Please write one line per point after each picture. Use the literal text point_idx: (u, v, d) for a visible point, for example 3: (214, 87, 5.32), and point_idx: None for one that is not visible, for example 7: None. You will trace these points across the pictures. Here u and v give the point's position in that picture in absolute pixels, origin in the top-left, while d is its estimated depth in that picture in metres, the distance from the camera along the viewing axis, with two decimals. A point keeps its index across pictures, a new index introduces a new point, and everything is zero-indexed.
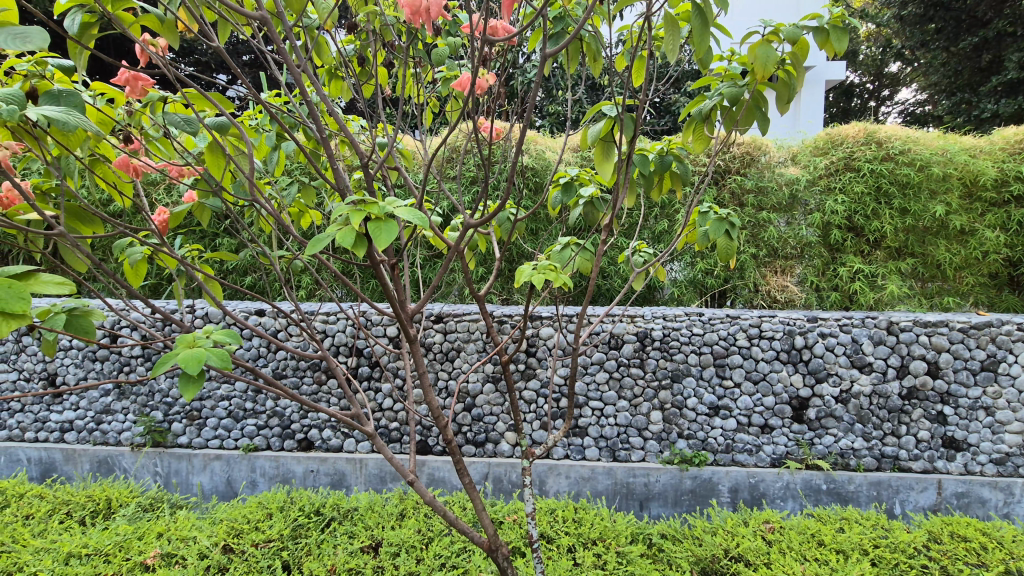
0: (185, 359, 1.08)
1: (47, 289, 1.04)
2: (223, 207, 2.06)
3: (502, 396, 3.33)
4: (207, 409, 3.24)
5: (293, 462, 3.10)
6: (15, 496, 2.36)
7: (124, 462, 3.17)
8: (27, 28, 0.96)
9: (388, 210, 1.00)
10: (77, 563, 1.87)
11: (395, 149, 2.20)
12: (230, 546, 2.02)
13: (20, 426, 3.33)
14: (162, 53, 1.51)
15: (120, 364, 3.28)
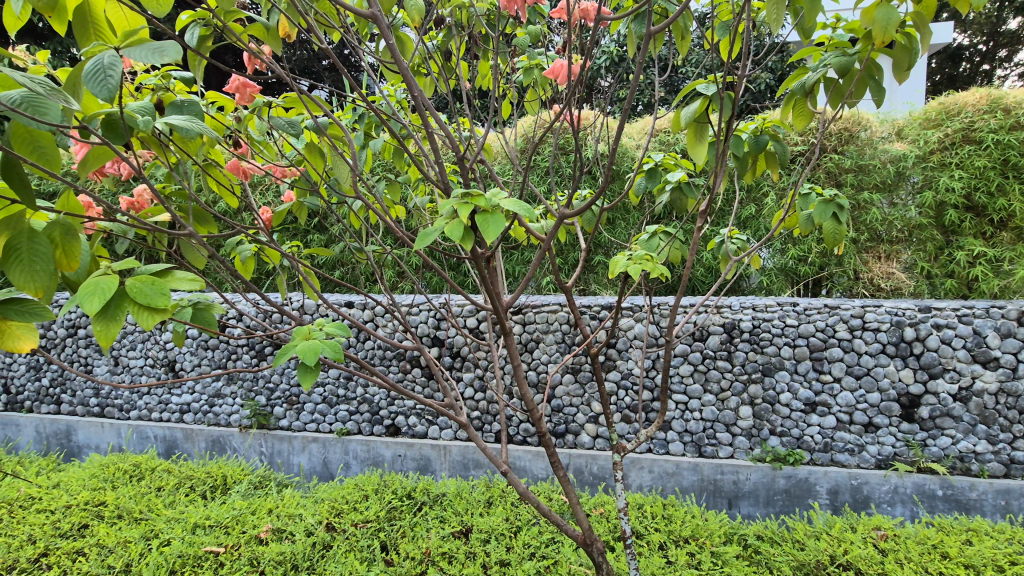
0: (303, 350, 1.14)
1: (183, 285, 1.12)
2: (320, 205, 2.16)
3: (582, 388, 3.30)
4: (304, 394, 3.46)
5: (382, 447, 3.24)
6: (147, 470, 2.63)
7: (234, 442, 3.45)
8: (163, 43, 1.03)
9: (494, 202, 1.00)
10: (203, 533, 2.05)
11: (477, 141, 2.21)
12: (333, 524, 2.14)
13: (148, 407, 3.71)
14: (268, 60, 1.58)
15: (229, 352, 3.57)
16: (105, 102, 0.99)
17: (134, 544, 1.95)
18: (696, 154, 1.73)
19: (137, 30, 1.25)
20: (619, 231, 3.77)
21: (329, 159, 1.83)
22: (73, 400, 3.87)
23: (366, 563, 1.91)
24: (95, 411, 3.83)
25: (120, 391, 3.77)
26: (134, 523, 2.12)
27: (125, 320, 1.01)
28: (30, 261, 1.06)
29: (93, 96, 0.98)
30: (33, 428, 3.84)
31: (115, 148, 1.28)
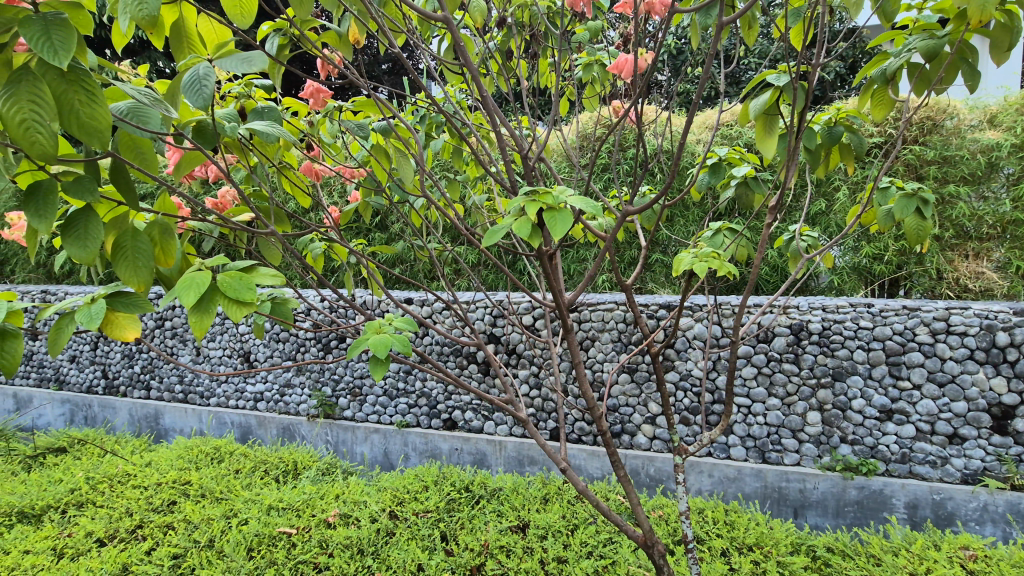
0: (375, 344, 1.19)
1: (265, 280, 1.19)
2: (384, 204, 2.24)
3: (639, 387, 3.24)
4: (366, 386, 3.60)
5: (439, 440, 3.32)
6: (226, 453, 2.82)
7: (302, 430, 3.64)
8: (251, 53, 1.10)
9: (561, 199, 1.00)
10: (277, 514, 2.18)
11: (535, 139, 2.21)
12: (395, 513, 2.22)
13: (225, 394, 3.97)
14: (340, 65, 1.65)
15: (298, 344, 3.77)
16: (200, 110, 1.07)
17: (216, 521, 2.10)
18: (766, 149, 1.61)
19: (226, 42, 1.35)
20: (678, 229, 3.69)
21: (394, 159, 1.89)
22: (161, 386, 4.20)
23: (428, 552, 1.97)
24: (180, 396, 4.14)
25: (201, 378, 4.05)
26: (216, 502, 2.28)
27: (216, 312, 1.09)
28: (134, 257, 1.17)
29: (189, 102, 1.07)
30: (127, 410, 4.19)
31: (206, 152, 1.38)
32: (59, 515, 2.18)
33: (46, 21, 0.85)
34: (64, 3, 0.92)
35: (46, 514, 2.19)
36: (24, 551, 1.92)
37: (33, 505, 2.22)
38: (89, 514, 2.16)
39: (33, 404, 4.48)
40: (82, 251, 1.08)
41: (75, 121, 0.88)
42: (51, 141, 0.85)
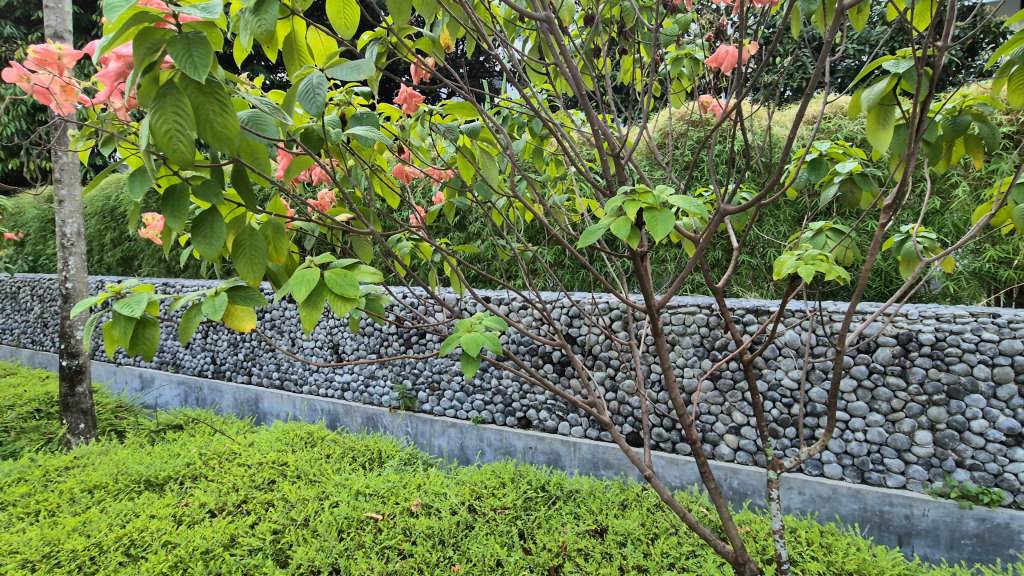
0: (467, 341, 1.22)
1: (366, 277, 1.25)
2: (468, 204, 2.29)
3: (723, 395, 3.10)
4: (444, 381, 3.71)
5: (514, 437, 3.36)
6: (318, 438, 3.01)
7: (384, 420, 3.82)
8: (359, 61, 1.15)
9: (662, 199, 0.96)
10: (364, 499, 2.29)
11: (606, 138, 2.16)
12: (474, 506, 2.28)
13: (316, 382, 4.25)
14: (431, 71, 1.71)
15: (382, 338, 3.95)
16: (314, 116, 1.14)
17: (310, 502, 2.24)
18: (879, 142, 1.39)
19: (333, 53, 1.43)
20: (767, 228, 3.51)
21: (482, 159, 1.92)
22: (261, 372, 4.55)
23: (506, 548, 2.00)
24: (277, 383, 4.47)
25: (295, 367, 4.35)
26: (310, 483, 2.44)
27: (324, 307, 1.16)
28: (251, 255, 1.27)
29: (305, 111, 1.14)
30: (232, 394, 4.58)
31: (314, 156, 1.47)
32: (177, 485, 2.42)
33: (188, 40, 0.94)
34: (200, 23, 0.99)
35: (167, 484, 2.43)
36: (149, 515, 2.13)
37: (156, 474, 2.47)
38: (203, 487, 2.38)
39: (154, 384, 5.01)
40: (209, 248, 1.19)
41: (210, 130, 0.96)
42: (189, 148, 0.94)
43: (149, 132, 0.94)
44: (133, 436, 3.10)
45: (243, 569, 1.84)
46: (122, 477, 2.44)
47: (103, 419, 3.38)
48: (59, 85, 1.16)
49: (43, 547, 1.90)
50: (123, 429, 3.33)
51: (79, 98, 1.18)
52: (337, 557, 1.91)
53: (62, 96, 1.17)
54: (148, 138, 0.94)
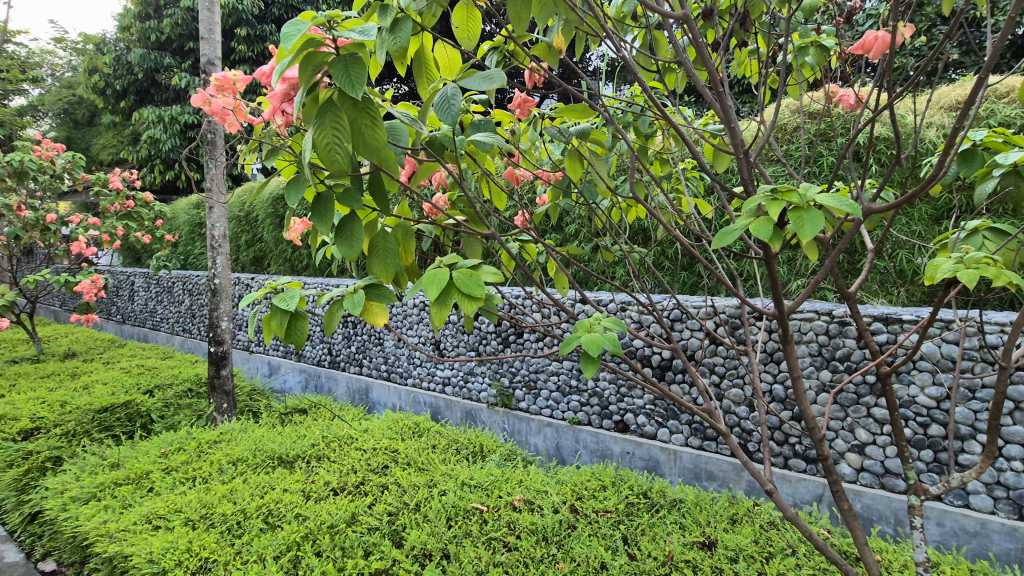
0: (588, 342, 1.23)
1: (489, 277, 1.30)
2: (574, 206, 2.30)
3: (845, 410, 2.85)
4: (541, 380, 3.75)
5: (611, 440, 3.33)
6: (424, 429, 3.18)
7: (482, 416, 3.94)
8: (492, 70, 1.20)
9: (810, 198, 0.91)
10: (470, 490, 2.40)
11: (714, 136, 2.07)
12: (576, 507, 2.29)
13: (419, 376, 4.49)
14: (546, 77, 1.75)
15: (481, 337, 4.08)
16: (449, 125, 1.20)
17: (421, 489, 2.37)
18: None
19: (458, 65, 1.50)
20: (898, 228, 3.18)
21: (594, 161, 1.92)
22: (370, 365, 4.89)
23: (611, 551, 1.98)
24: (385, 375, 4.78)
25: (401, 361, 4.63)
26: (419, 471, 2.59)
27: (453, 305, 1.22)
28: (384, 255, 1.37)
29: (441, 121, 1.21)
30: (344, 383, 4.96)
31: (439, 162, 1.56)
32: (304, 463, 2.67)
33: (345, 61, 1.03)
34: (353, 45, 1.08)
35: (297, 461, 2.69)
36: (283, 489, 2.37)
37: (288, 452, 2.74)
38: (326, 466, 2.60)
39: (280, 371, 5.56)
40: (350, 249, 1.30)
41: (362, 143, 1.05)
42: (344, 160, 1.03)
43: (311, 147, 1.04)
44: (266, 416, 3.46)
45: (364, 546, 1.98)
46: (260, 453, 2.73)
47: (240, 400, 3.80)
48: (230, 105, 1.29)
49: (200, 508, 2.19)
50: (257, 410, 3.74)
51: (246, 116, 1.31)
52: (447, 543, 2.00)
53: (232, 115, 1.31)
54: (310, 152, 1.04)
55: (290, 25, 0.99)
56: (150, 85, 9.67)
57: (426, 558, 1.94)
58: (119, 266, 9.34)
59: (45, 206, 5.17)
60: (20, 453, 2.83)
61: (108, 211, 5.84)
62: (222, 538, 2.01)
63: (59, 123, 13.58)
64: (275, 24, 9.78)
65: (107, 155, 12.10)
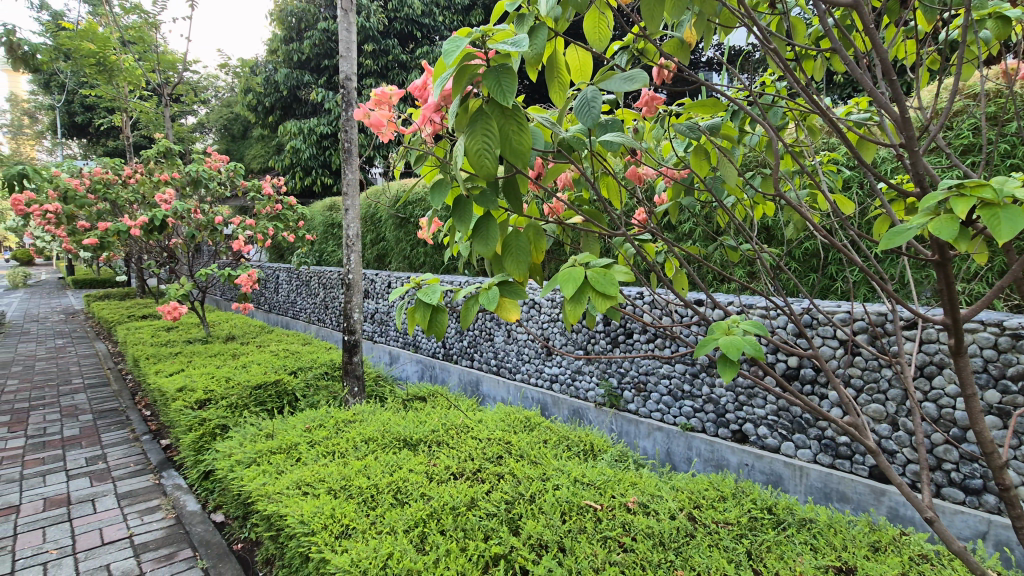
0: (727, 345, 1.20)
1: (622, 276, 1.31)
2: (697, 204, 2.23)
3: (1018, 437, 2.46)
4: (651, 383, 3.67)
5: (727, 451, 3.17)
6: (535, 424, 3.26)
7: (590, 414, 3.95)
8: (635, 71, 1.23)
9: (1006, 192, 0.82)
10: (583, 487, 2.42)
11: (862, 126, 1.90)
12: (693, 515, 2.23)
13: (528, 372, 4.60)
14: (677, 73, 1.72)
15: (590, 336, 4.08)
16: (589, 128, 1.24)
17: (535, 481, 2.44)
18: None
19: (590, 68, 1.53)
20: None
21: (724, 157, 1.85)
22: (481, 359, 5.10)
23: (733, 564, 1.90)
24: (495, 369, 4.95)
25: (510, 356, 4.77)
26: (533, 464, 2.66)
27: (587, 303, 1.25)
28: (517, 254, 1.42)
29: (580, 123, 1.25)
30: (457, 374, 5.20)
31: (568, 163, 1.60)
32: (426, 446, 2.87)
33: (498, 71, 1.09)
34: (503, 55, 1.14)
35: (420, 444, 2.89)
36: (409, 469, 2.56)
37: (412, 435, 2.95)
38: (446, 452, 2.77)
39: (398, 361, 5.98)
40: (485, 247, 1.36)
41: (510, 148, 1.11)
42: (493, 165, 1.09)
43: (464, 153, 1.11)
44: (391, 401, 3.75)
45: (483, 530, 2.08)
46: (387, 434, 2.98)
47: (368, 385, 4.15)
48: (386, 118, 1.43)
49: (341, 480, 2.44)
50: (382, 395, 4.07)
51: (398, 127, 1.45)
52: (562, 536, 2.04)
53: (386, 127, 1.45)
54: (462, 158, 1.12)
55: (451, 41, 1.05)
56: (292, 101, 10.84)
57: (543, 548, 1.99)
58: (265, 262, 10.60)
59: (213, 210, 6.03)
60: (197, 419, 3.32)
61: (260, 214, 6.67)
62: (360, 509, 2.22)
63: (220, 137, 15.73)
64: (397, 37, 10.46)
65: (257, 164, 13.77)
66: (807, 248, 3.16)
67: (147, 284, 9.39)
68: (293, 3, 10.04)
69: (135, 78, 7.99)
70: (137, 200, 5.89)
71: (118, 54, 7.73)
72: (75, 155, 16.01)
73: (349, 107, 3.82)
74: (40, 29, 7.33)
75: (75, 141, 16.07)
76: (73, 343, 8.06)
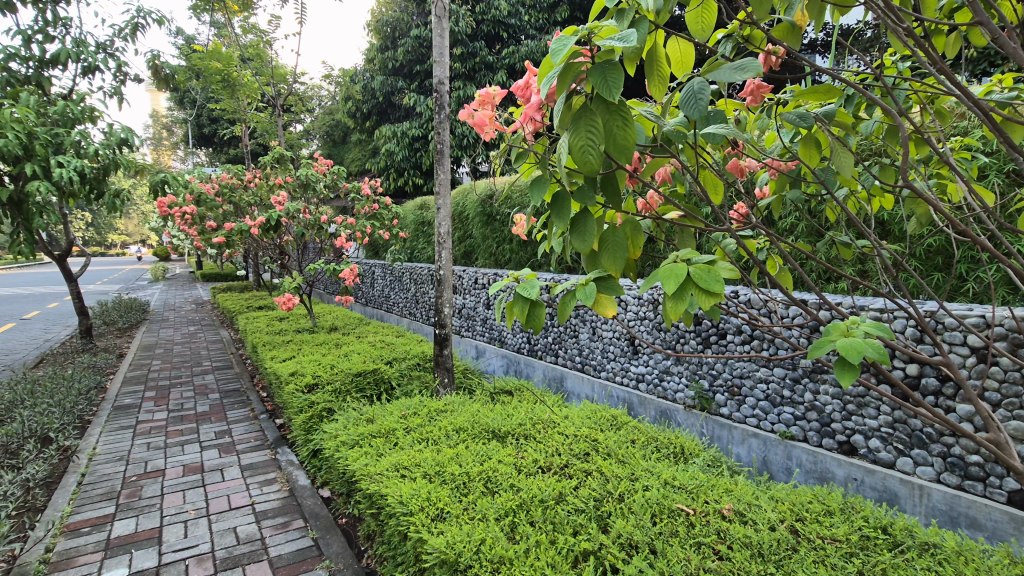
0: (845, 348, 1.14)
1: (727, 273, 1.27)
2: (805, 197, 2.09)
3: None
4: (746, 387, 3.49)
5: (833, 463, 2.95)
6: (622, 423, 3.22)
7: (679, 417, 3.84)
8: (745, 60, 1.19)
9: None
10: (674, 490, 2.36)
11: (1006, 106, 1.69)
12: (796, 528, 2.11)
13: (613, 370, 4.55)
14: (786, 58, 1.62)
15: (679, 335, 3.96)
16: (695, 120, 1.21)
17: (623, 480, 2.42)
18: None
19: (692, 59, 1.48)
20: None
21: (839, 146, 1.72)
22: (566, 355, 5.11)
23: None
24: (579, 366, 4.95)
25: (595, 354, 4.74)
26: (621, 463, 2.64)
27: (689, 300, 1.22)
28: (614, 249, 1.41)
29: (686, 115, 1.23)
30: (541, 369, 5.25)
31: (667, 157, 1.57)
32: (513, 439, 2.93)
33: (603, 68, 1.09)
34: (607, 52, 1.14)
35: (508, 436, 2.96)
36: (498, 460, 2.63)
37: (500, 428, 3.03)
38: (533, 446, 2.82)
39: (485, 355, 6.15)
40: (583, 243, 1.36)
41: (615, 144, 1.11)
42: (597, 160, 1.09)
43: (567, 150, 1.13)
44: (480, 393, 3.87)
45: (572, 525, 2.10)
46: (477, 425, 3.08)
47: (458, 377, 4.31)
48: (489, 118, 1.49)
49: (435, 465, 2.56)
50: (470, 387, 4.22)
51: (499, 126, 1.50)
52: (653, 538, 2.00)
53: (489, 126, 1.50)
54: (566, 155, 1.13)
55: (558, 40, 1.06)
56: (386, 106, 11.46)
57: (633, 549, 1.97)
58: (361, 258, 11.32)
59: (318, 211, 6.53)
60: (307, 401, 3.63)
61: (359, 213, 7.13)
62: (453, 494, 2.32)
63: (323, 142, 16.97)
64: (485, 39, 10.70)
65: (355, 167, 14.70)
66: (932, 245, 2.85)
67: (262, 277, 10.37)
68: (388, 14, 10.61)
69: (253, 91, 8.84)
70: (255, 202, 6.51)
71: (240, 71, 8.58)
72: (204, 162, 18.04)
73: (443, 109, 3.98)
74: (178, 52, 8.32)
75: (203, 150, 18.08)
76: (203, 330, 9.10)
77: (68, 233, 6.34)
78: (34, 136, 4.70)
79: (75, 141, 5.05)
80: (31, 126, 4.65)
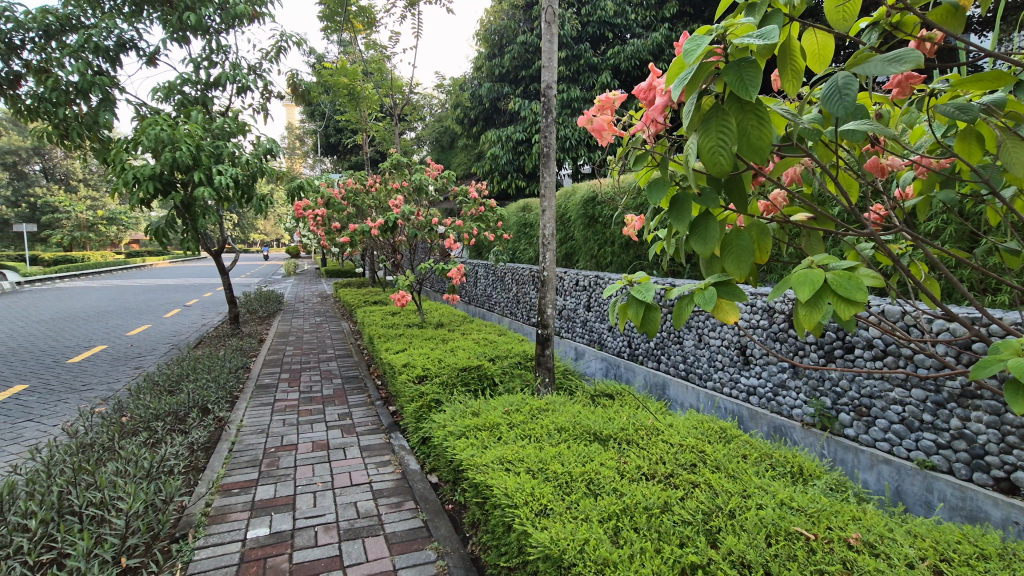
0: (1019, 368, 1.01)
1: (871, 280, 1.17)
2: (960, 198, 1.86)
3: None
4: (877, 408, 3.15)
5: (986, 501, 2.58)
6: (732, 436, 3.07)
7: (795, 434, 3.57)
8: (904, 52, 1.10)
9: None
10: (792, 512, 2.21)
11: None
12: (940, 569, 1.88)
13: (721, 380, 4.34)
14: (945, 46, 1.44)
15: (798, 347, 3.68)
16: (838, 118, 1.14)
17: (733, 496, 2.32)
18: None
19: (831, 52, 1.39)
20: None
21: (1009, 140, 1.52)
22: (669, 361, 4.95)
23: None
24: (683, 374, 4.77)
25: (701, 362, 4.55)
26: (731, 478, 2.52)
27: (827, 308, 1.15)
28: (738, 253, 1.37)
29: (829, 113, 1.15)
30: (642, 375, 5.14)
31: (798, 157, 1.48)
32: (615, 442, 2.92)
33: (739, 66, 1.07)
34: (740, 51, 1.11)
35: (610, 440, 2.95)
36: (600, 462, 2.64)
37: (602, 431, 3.02)
38: (636, 452, 2.77)
39: (584, 357, 6.14)
40: (703, 246, 1.32)
41: (748, 143, 1.09)
42: (729, 161, 1.08)
43: (696, 151, 1.12)
44: (581, 395, 3.89)
45: (679, 536, 2.04)
46: (578, 426, 3.10)
47: (558, 378, 4.36)
48: (608, 123, 1.51)
49: (538, 462, 2.62)
50: (570, 387, 4.26)
51: (619, 130, 1.51)
52: (768, 560, 1.89)
53: (608, 131, 1.52)
54: (694, 157, 1.12)
55: (692, 41, 1.05)
56: (492, 111, 11.83)
57: (745, 568, 1.87)
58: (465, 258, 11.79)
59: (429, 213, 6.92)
60: (418, 392, 3.88)
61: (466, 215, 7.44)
62: (556, 492, 2.36)
63: (432, 148, 17.91)
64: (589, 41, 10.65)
65: (461, 171, 15.36)
66: None
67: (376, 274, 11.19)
68: (496, 22, 10.94)
69: (373, 103, 9.56)
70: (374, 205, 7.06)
71: (363, 84, 9.33)
72: (329, 169, 19.82)
73: (550, 112, 4.03)
74: (311, 70, 9.23)
75: (329, 158, 19.88)
76: (327, 321, 10.02)
77: (221, 233, 7.30)
78: (200, 149, 5.49)
79: (230, 152, 5.81)
80: (198, 140, 5.44)
